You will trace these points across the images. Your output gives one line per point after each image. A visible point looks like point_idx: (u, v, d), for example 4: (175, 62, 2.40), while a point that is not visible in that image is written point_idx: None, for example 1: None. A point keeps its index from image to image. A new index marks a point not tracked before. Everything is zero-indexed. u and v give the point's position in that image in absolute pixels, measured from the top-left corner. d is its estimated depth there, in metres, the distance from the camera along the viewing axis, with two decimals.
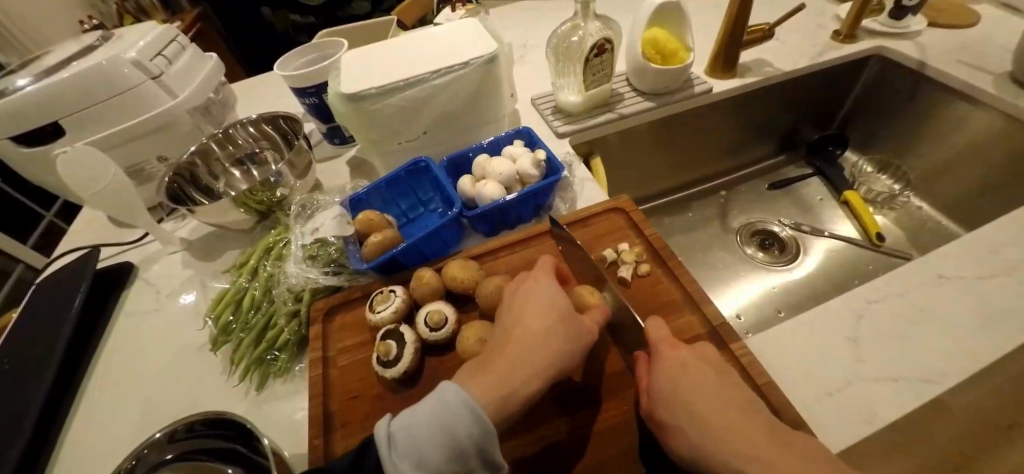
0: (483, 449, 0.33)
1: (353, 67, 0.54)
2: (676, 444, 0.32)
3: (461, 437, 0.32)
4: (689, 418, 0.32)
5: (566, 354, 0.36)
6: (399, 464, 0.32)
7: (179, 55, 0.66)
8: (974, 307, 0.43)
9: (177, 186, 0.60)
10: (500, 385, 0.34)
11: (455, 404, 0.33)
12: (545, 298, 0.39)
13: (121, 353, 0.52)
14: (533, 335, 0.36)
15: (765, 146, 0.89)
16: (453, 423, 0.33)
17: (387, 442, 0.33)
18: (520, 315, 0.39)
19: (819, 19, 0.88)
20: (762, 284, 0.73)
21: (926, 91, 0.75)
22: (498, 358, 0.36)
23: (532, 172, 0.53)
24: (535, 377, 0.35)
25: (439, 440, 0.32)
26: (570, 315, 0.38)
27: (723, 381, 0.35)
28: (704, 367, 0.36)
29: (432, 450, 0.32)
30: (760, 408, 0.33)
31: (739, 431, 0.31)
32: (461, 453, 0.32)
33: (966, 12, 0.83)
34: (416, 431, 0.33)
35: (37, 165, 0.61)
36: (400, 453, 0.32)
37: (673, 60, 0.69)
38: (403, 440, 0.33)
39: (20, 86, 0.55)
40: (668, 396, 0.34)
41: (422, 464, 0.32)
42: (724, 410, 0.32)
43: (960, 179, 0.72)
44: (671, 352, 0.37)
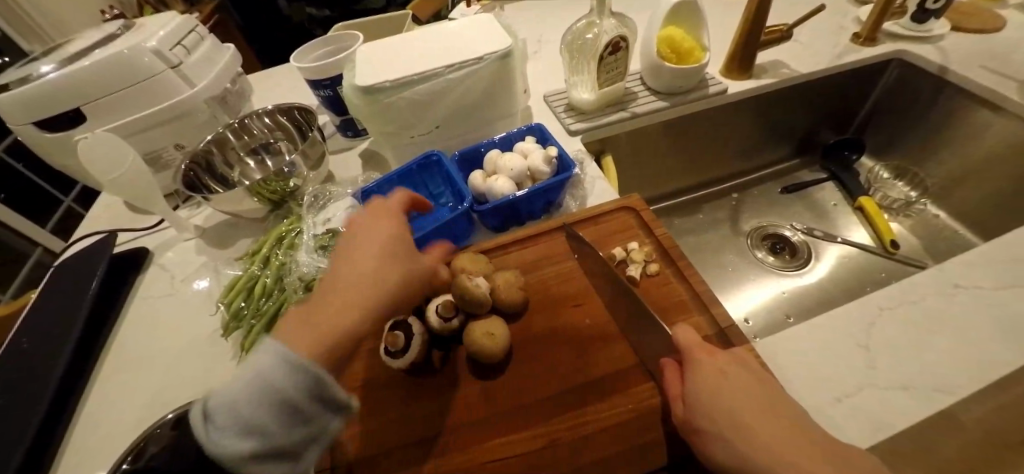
0: (318, 395, 0.31)
1: (368, 59, 0.55)
2: (713, 452, 0.31)
3: (289, 394, 0.30)
4: (729, 426, 0.31)
5: (401, 280, 0.36)
6: (227, 441, 0.28)
7: (198, 44, 0.67)
8: (991, 317, 0.42)
9: (194, 173, 0.61)
10: (334, 324, 0.32)
11: (275, 361, 0.30)
12: (375, 241, 0.37)
13: (136, 336, 0.53)
14: (372, 265, 0.35)
15: (779, 149, 0.88)
16: (271, 391, 0.29)
17: (204, 427, 0.29)
18: (354, 254, 0.36)
19: (839, 21, 0.87)
20: (772, 288, 0.72)
21: (947, 96, 0.73)
22: (324, 299, 0.34)
23: (543, 169, 0.53)
24: (372, 307, 0.34)
25: (263, 400, 0.29)
26: (408, 256, 0.37)
27: (764, 389, 0.33)
28: (745, 374, 0.34)
29: (257, 412, 0.29)
30: (815, 429, 0.31)
31: (782, 443, 0.29)
32: (293, 411, 0.30)
33: (992, 16, 0.81)
34: (231, 408, 0.29)
35: (58, 151, 0.62)
36: (218, 427, 0.29)
37: (689, 59, 0.68)
38: (220, 414, 0.29)
39: (44, 74, 0.56)
40: (705, 405, 0.33)
41: (250, 432, 0.29)
42: (768, 423, 0.31)
43: (980, 187, 0.70)
44: (708, 359, 0.35)
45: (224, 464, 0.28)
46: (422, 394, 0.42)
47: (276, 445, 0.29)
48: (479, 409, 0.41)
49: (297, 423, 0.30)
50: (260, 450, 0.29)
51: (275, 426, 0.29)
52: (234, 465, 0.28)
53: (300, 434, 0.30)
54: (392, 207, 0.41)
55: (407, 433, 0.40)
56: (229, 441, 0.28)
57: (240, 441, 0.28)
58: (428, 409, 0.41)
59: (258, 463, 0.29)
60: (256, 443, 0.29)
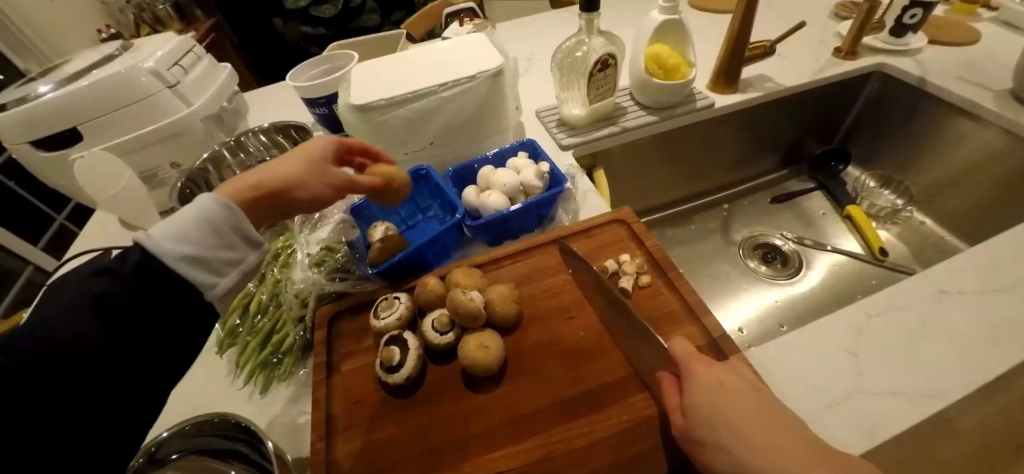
0: (239, 225, 0.36)
1: (362, 79, 0.56)
2: (712, 461, 0.31)
3: (216, 218, 0.35)
4: (730, 434, 0.31)
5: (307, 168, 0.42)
6: (164, 243, 0.32)
7: (195, 64, 0.68)
8: (976, 323, 0.43)
9: (189, 190, 0.62)
10: (256, 190, 0.39)
11: (204, 201, 0.35)
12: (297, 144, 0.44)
13: None
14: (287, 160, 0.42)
15: (767, 160, 0.90)
16: (202, 212, 0.35)
17: (142, 237, 0.33)
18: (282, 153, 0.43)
19: (820, 36, 0.89)
20: (763, 297, 0.73)
21: (926, 107, 0.76)
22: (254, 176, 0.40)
23: (536, 183, 0.54)
24: (290, 188, 0.40)
25: (193, 221, 0.34)
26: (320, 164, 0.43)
27: (763, 399, 0.33)
28: (745, 385, 0.34)
29: (191, 229, 0.34)
30: (813, 440, 0.31)
31: (776, 450, 0.30)
32: (219, 234, 0.35)
33: (967, 30, 0.84)
34: (171, 222, 0.34)
35: (53, 170, 0.62)
36: (156, 236, 0.33)
37: (675, 75, 0.70)
38: (158, 229, 0.33)
39: (42, 94, 0.57)
40: (706, 415, 0.32)
41: (184, 239, 0.33)
42: (766, 432, 0.31)
43: (963, 194, 0.72)
44: (706, 371, 0.35)
45: (156, 263, 0.32)
46: (418, 409, 0.42)
47: (206, 256, 0.34)
48: (475, 422, 0.41)
49: (221, 245, 0.35)
50: (190, 255, 0.33)
51: (202, 240, 0.34)
52: (166, 264, 0.32)
53: (225, 256, 0.35)
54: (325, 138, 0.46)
55: (403, 449, 0.40)
56: (166, 245, 0.32)
57: (176, 245, 0.33)
58: (425, 424, 0.41)
59: (182, 266, 0.33)
60: (189, 249, 0.33)
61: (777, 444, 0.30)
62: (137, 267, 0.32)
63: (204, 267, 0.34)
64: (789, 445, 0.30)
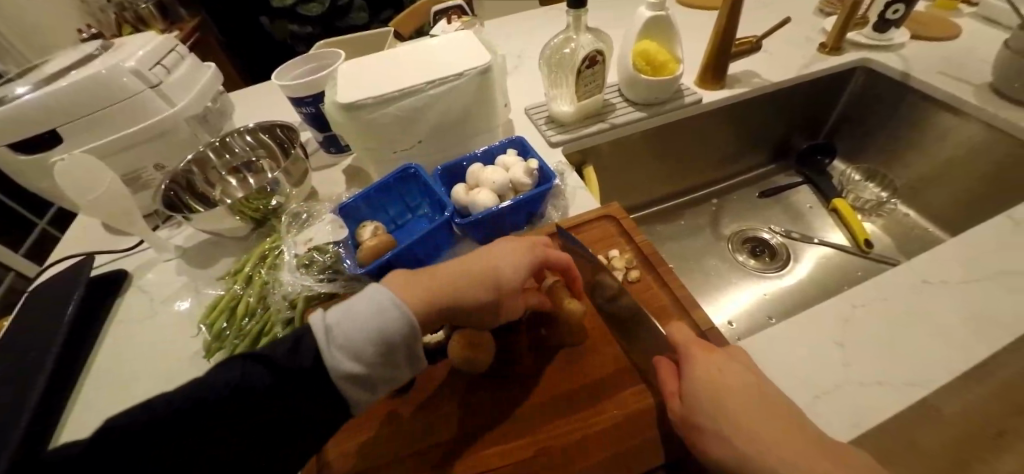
0: (407, 347, 0.37)
1: (349, 77, 0.55)
2: (712, 447, 0.32)
3: (392, 336, 0.36)
4: (728, 423, 0.32)
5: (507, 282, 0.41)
6: (338, 354, 0.35)
7: (178, 64, 0.67)
8: (958, 311, 0.44)
9: (173, 193, 0.61)
10: (430, 299, 0.39)
11: (387, 305, 0.37)
12: (505, 242, 0.44)
13: (115, 360, 0.52)
14: (480, 262, 0.42)
15: (756, 155, 0.91)
16: (381, 324, 0.36)
17: (321, 334, 0.36)
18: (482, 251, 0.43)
19: (806, 32, 0.90)
20: (753, 290, 0.73)
21: (910, 101, 0.77)
22: (434, 283, 0.40)
23: (525, 181, 0.54)
24: (461, 297, 0.40)
25: (372, 335, 0.36)
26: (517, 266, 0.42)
27: (761, 384, 0.33)
28: (743, 370, 0.34)
29: (365, 344, 0.36)
30: (807, 423, 0.32)
31: (773, 432, 0.30)
32: (388, 351, 0.36)
33: (947, 25, 0.85)
34: (353, 328, 0.36)
35: (32, 173, 0.61)
36: (335, 342, 0.36)
37: (664, 71, 0.71)
38: (340, 332, 0.36)
39: (20, 94, 0.55)
40: (705, 404, 0.33)
41: (355, 356, 0.36)
42: (764, 416, 0.31)
43: (945, 186, 0.74)
44: (705, 357, 0.35)
45: (324, 372, 0.35)
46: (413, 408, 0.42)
47: (366, 374, 0.36)
48: (472, 420, 0.41)
49: (384, 363, 0.36)
50: (353, 372, 0.35)
51: (372, 357, 0.36)
52: (330, 374, 0.35)
53: (383, 373, 0.37)
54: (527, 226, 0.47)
55: (401, 449, 0.39)
56: (338, 358, 0.35)
57: (348, 360, 0.35)
58: (421, 423, 0.41)
59: (344, 381, 0.36)
60: (355, 365, 0.36)
61: (775, 426, 0.31)
62: (306, 369, 0.35)
63: (360, 384, 0.36)
64: (783, 428, 0.31)
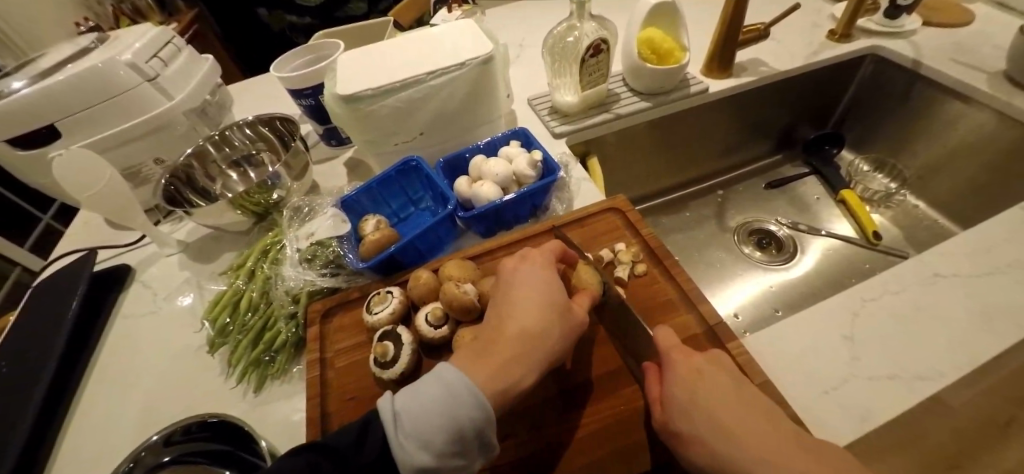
0: (482, 434, 0.33)
1: (347, 68, 0.54)
2: (688, 454, 0.31)
3: (466, 424, 0.32)
4: (708, 423, 0.31)
5: (571, 318, 0.38)
6: (409, 447, 0.32)
7: (174, 57, 0.66)
8: (969, 306, 0.43)
9: (174, 188, 0.60)
10: (507, 365, 0.34)
11: (457, 384, 0.33)
12: (537, 273, 0.40)
13: (118, 356, 0.52)
14: (531, 307, 0.37)
15: (762, 145, 0.89)
16: (452, 413, 0.32)
17: (391, 421, 0.33)
18: (522, 293, 0.39)
19: (814, 19, 0.88)
20: (758, 282, 0.73)
21: (920, 90, 0.75)
22: (496, 347, 0.35)
23: (529, 173, 0.53)
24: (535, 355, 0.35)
25: (443, 422, 0.32)
26: (565, 305, 0.38)
27: (737, 384, 0.34)
28: (723, 374, 0.34)
29: (436, 433, 0.32)
30: (783, 419, 0.31)
31: (745, 429, 0.30)
32: (462, 441, 0.32)
33: (960, 11, 0.83)
34: (424, 416, 0.32)
35: (32, 169, 0.60)
36: (405, 431, 0.32)
37: (669, 60, 0.69)
38: (409, 419, 0.32)
39: (15, 90, 0.55)
40: (683, 406, 0.32)
41: (426, 445, 0.32)
42: (744, 416, 0.31)
43: (955, 177, 0.72)
44: (685, 359, 0.35)
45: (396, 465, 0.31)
46: None
47: (440, 467, 0.32)
48: None
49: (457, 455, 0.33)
50: (425, 466, 0.32)
51: (445, 448, 0.32)
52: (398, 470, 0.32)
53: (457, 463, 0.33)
54: (547, 254, 0.43)
55: None
56: (410, 451, 0.32)
57: (417, 451, 0.32)
58: None
59: None
60: (428, 458, 0.32)
61: (751, 424, 0.30)
62: (376, 458, 0.32)
63: None
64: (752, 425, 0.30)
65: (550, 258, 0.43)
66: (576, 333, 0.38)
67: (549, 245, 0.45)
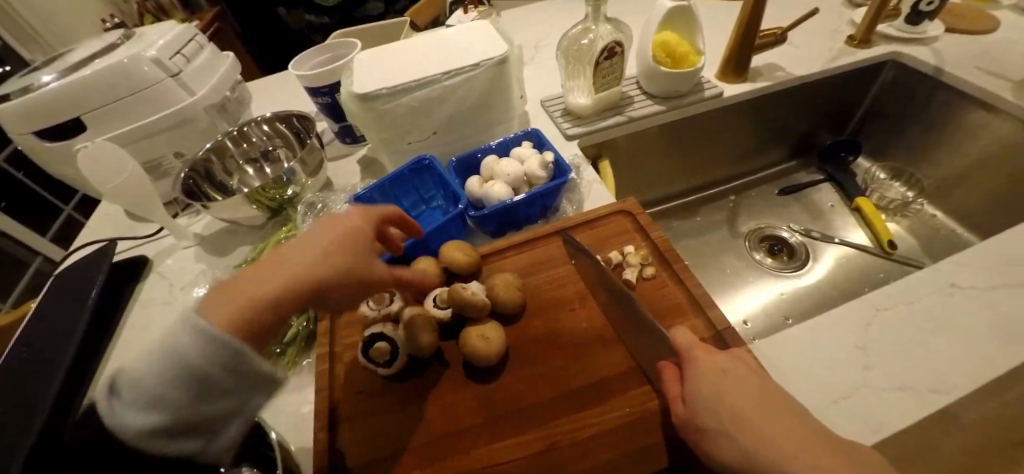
0: (233, 373, 0.29)
1: (364, 67, 0.55)
2: (714, 447, 0.31)
3: (203, 369, 0.28)
4: (730, 419, 0.30)
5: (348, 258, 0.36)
6: (127, 416, 0.27)
7: (197, 53, 0.67)
8: (988, 318, 0.42)
9: (193, 181, 0.62)
10: (257, 301, 0.31)
11: (176, 344, 0.28)
12: (345, 224, 0.38)
13: (134, 345, 0.53)
14: (309, 249, 0.35)
15: (777, 151, 0.88)
16: (173, 373, 0.27)
17: (112, 398, 0.28)
18: (313, 235, 0.36)
19: (834, 24, 0.87)
20: (770, 290, 0.72)
21: (943, 97, 0.73)
22: (242, 285, 0.32)
23: (539, 174, 0.53)
24: (292, 281, 0.32)
25: (164, 377, 0.27)
26: (360, 256, 0.36)
27: (762, 381, 0.33)
28: (746, 371, 0.33)
29: (161, 390, 0.27)
30: (807, 415, 0.31)
31: (775, 425, 0.29)
32: (204, 387, 0.28)
33: (985, 17, 0.81)
34: (137, 382, 0.27)
35: (59, 160, 0.62)
36: (125, 403, 0.27)
37: (683, 63, 0.69)
38: (129, 391, 0.27)
39: (46, 83, 0.57)
40: (705, 404, 0.32)
41: (152, 408, 0.27)
42: (769, 414, 0.30)
43: (977, 186, 0.71)
44: (707, 358, 0.34)
45: (133, 444, 0.27)
46: (414, 400, 0.42)
47: (186, 420, 0.28)
48: (472, 415, 0.41)
49: (200, 407, 0.28)
50: (157, 427, 0.27)
51: (183, 401, 0.28)
52: (135, 442, 0.27)
53: (203, 416, 0.29)
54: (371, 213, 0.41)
55: (397, 440, 0.40)
56: (132, 418, 0.27)
57: (138, 418, 0.27)
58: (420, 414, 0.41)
59: (158, 440, 0.27)
60: (162, 417, 0.27)
61: (778, 423, 0.29)
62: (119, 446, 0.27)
63: (189, 434, 0.28)
64: (776, 425, 0.29)
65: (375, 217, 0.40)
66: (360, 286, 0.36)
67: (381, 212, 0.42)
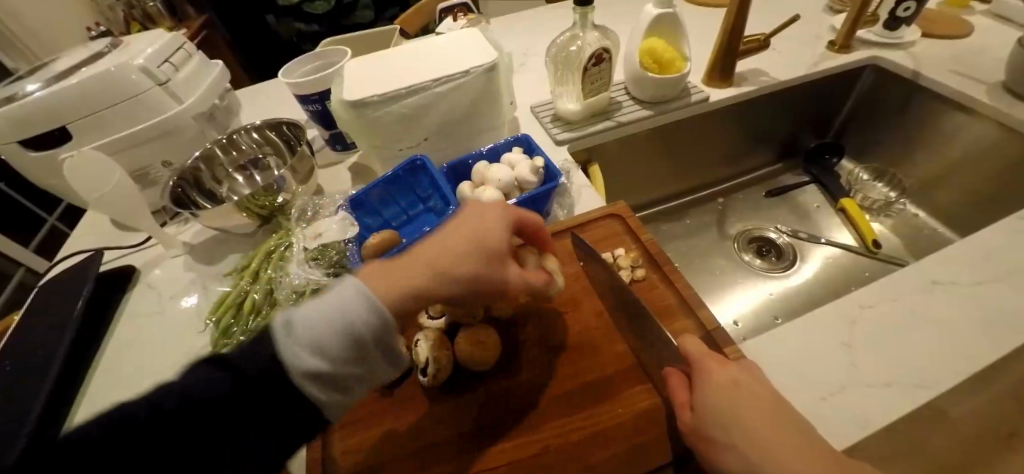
0: (383, 340, 0.33)
1: (355, 75, 0.55)
2: (717, 457, 0.31)
3: (362, 330, 0.32)
4: (741, 435, 0.30)
5: (483, 259, 0.36)
6: (295, 349, 0.31)
7: (186, 62, 0.67)
8: (969, 313, 0.44)
9: (181, 190, 0.61)
10: (395, 292, 0.34)
11: (351, 296, 0.33)
12: (491, 212, 0.39)
13: (121, 359, 0.52)
14: (451, 254, 0.36)
15: (763, 154, 0.90)
16: (348, 321, 0.32)
17: (281, 329, 0.32)
18: (466, 226, 0.38)
19: (815, 30, 0.89)
20: (759, 290, 0.73)
21: (921, 100, 0.76)
22: (396, 263, 0.36)
23: (530, 179, 0.53)
24: (409, 304, 0.34)
25: (337, 328, 0.31)
26: (501, 255, 0.37)
27: (773, 395, 0.32)
28: (759, 384, 0.33)
29: (331, 337, 0.31)
30: (816, 433, 0.31)
31: (786, 440, 0.29)
32: (357, 347, 0.32)
33: (959, 22, 0.84)
34: (319, 321, 0.32)
35: (43, 170, 0.61)
36: (297, 340, 0.31)
37: (669, 69, 0.70)
38: (302, 328, 0.31)
39: (31, 92, 0.56)
40: (711, 413, 0.32)
41: (319, 349, 0.31)
42: (778, 431, 0.30)
43: (957, 185, 0.73)
44: (721, 369, 0.34)
45: (285, 372, 0.31)
46: (406, 406, 0.42)
47: (335, 372, 0.31)
48: (467, 419, 0.41)
49: (354, 360, 0.32)
50: (314, 370, 0.31)
51: (338, 353, 0.31)
52: (295, 372, 0.31)
53: (352, 372, 0.32)
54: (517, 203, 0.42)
55: (389, 447, 0.40)
56: (302, 356, 0.31)
57: (309, 355, 0.31)
58: (413, 420, 0.41)
59: (306, 381, 0.31)
60: (321, 363, 0.31)
61: (779, 432, 0.30)
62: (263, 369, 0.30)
63: (327, 386, 0.32)
64: (781, 439, 0.29)
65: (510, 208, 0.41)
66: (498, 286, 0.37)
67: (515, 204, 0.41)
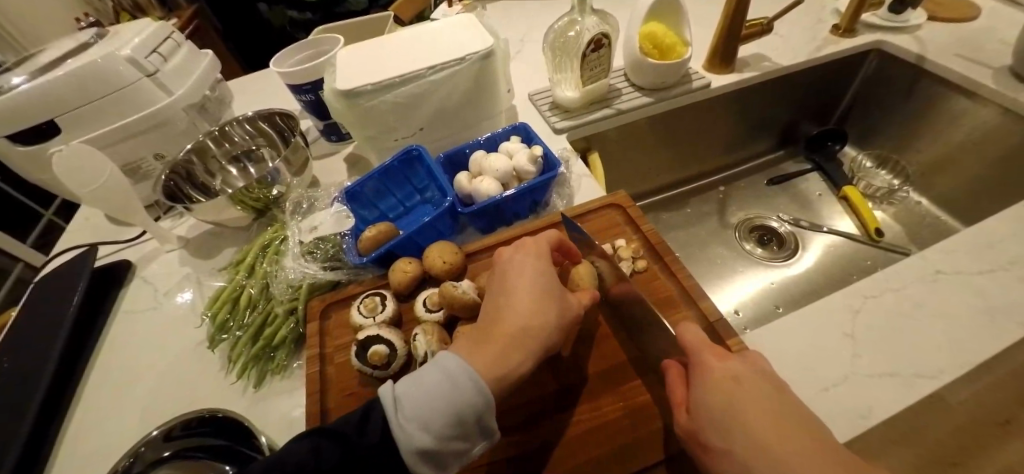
0: (484, 418, 0.33)
1: (347, 63, 0.54)
2: (717, 463, 0.30)
3: (467, 410, 0.32)
4: (744, 441, 0.29)
5: (557, 305, 0.37)
6: (407, 426, 0.32)
7: (174, 52, 0.65)
8: (974, 303, 0.43)
9: (174, 183, 0.60)
10: (501, 357, 0.34)
11: (455, 370, 0.33)
12: (530, 260, 0.40)
13: (117, 355, 0.51)
14: (522, 313, 0.36)
15: (764, 141, 0.89)
16: (454, 396, 0.32)
17: (391, 403, 0.33)
18: (517, 279, 0.39)
19: (818, 13, 0.88)
20: (760, 278, 0.73)
21: (926, 85, 0.74)
22: (487, 334, 0.36)
23: (529, 169, 0.52)
24: (516, 365, 0.34)
25: (444, 405, 0.32)
26: (559, 295, 0.38)
27: (779, 395, 0.31)
28: (759, 379, 0.32)
29: (437, 415, 0.32)
30: (823, 431, 0.29)
31: (781, 435, 0.28)
32: (462, 425, 0.32)
33: (966, 5, 0.82)
34: (424, 397, 0.33)
35: (34, 164, 0.60)
36: (406, 415, 0.32)
37: (670, 54, 0.69)
38: (409, 403, 0.33)
39: (15, 85, 0.54)
40: (710, 414, 0.31)
41: (426, 427, 0.32)
42: (777, 425, 0.29)
43: (960, 173, 0.72)
44: (719, 363, 0.33)
45: (396, 447, 0.32)
46: None
47: (440, 450, 0.32)
48: None
49: (460, 439, 0.33)
50: (426, 447, 0.32)
51: (443, 432, 0.32)
52: (407, 450, 0.31)
53: (453, 451, 0.33)
54: (541, 242, 0.43)
55: None
56: (411, 432, 0.32)
57: (419, 434, 0.32)
58: None
59: (417, 458, 0.32)
60: (429, 440, 0.32)
61: (777, 430, 0.28)
62: (374, 443, 0.32)
63: (434, 462, 0.32)
64: (780, 437, 0.28)
65: (545, 248, 0.42)
66: (573, 317, 0.39)
67: (547, 237, 0.44)
